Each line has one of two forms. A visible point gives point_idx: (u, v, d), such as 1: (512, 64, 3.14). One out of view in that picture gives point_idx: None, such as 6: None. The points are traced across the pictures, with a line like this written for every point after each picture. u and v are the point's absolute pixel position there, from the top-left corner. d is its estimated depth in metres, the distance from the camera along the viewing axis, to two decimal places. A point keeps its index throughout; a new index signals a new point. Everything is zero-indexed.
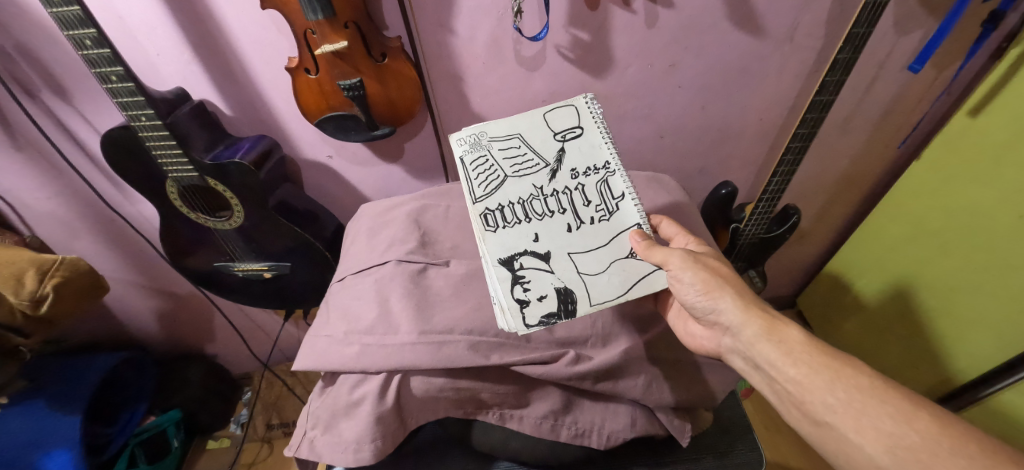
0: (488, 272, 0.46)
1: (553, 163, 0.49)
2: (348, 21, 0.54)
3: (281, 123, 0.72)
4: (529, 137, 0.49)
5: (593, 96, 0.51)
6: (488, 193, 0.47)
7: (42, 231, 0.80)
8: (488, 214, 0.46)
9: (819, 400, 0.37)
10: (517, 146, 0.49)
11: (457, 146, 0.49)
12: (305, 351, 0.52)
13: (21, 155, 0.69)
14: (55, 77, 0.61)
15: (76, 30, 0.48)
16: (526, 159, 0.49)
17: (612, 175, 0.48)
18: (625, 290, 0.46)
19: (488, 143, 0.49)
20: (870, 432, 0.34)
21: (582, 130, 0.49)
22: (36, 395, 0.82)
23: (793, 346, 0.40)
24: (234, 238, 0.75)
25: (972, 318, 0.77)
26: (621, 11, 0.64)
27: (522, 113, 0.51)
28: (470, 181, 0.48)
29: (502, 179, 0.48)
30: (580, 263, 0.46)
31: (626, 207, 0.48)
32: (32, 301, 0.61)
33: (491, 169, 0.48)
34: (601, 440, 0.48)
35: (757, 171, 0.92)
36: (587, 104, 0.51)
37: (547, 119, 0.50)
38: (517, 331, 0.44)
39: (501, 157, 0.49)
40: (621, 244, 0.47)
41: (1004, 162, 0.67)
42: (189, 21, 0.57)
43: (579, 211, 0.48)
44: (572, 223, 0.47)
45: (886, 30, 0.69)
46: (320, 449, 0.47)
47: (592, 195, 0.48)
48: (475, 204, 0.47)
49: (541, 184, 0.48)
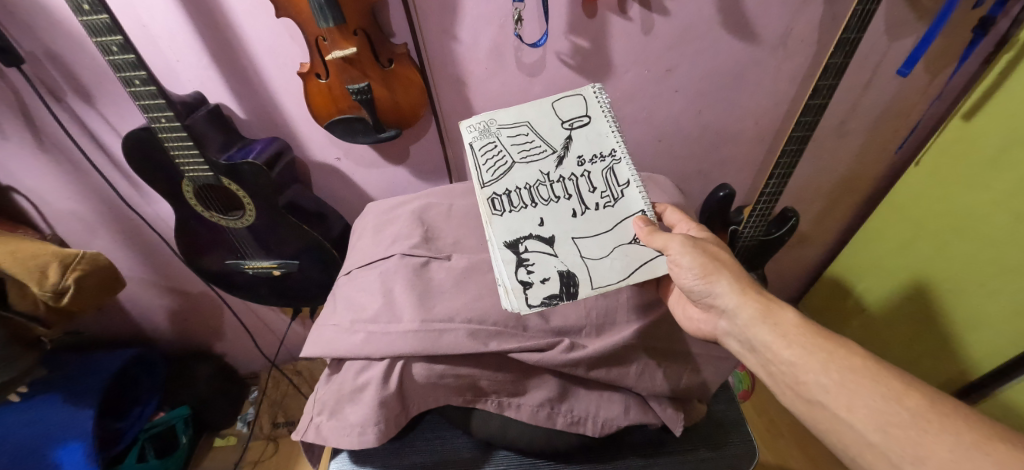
0: (494, 255, 0.48)
1: (560, 150, 0.51)
2: (357, 28, 0.57)
3: (292, 125, 0.75)
4: (537, 125, 0.52)
5: (601, 86, 0.54)
6: (496, 177, 0.50)
7: (62, 229, 0.83)
8: (495, 199, 0.49)
9: (813, 381, 0.38)
10: (525, 133, 0.52)
11: (467, 134, 0.52)
12: (313, 339, 0.54)
13: (45, 155, 0.72)
14: (81, 81, 0.65)
15: (104, 36, 0.52)
16: (534, 146, 0.51)
17: (618, 162, 0.51)
18: (626, 274, 0.48)
19: (497, 130, 0.52)
20: (861, 411, 0.35)
21: (589, 119, 0.52)
22: (53, 387, 0.85)
23: (788, 329, 0.41)
24: (245, 236, 0.78)
25: (975, 320, 0.77)
26: (618, 18, 0.66)
27: (533, 102, 0.54)
28: (479, 166, 0.50)
29: (510, 165, 0.50)
30: (584, 247, 0.48)
31: (630, 194, 0.50)
32: (55, 292, 0.64)
33: (499, 154, 0.51)
34: (596, 428, 0.50)
35: (755, 174, 0.94)
36: (595, 94, 0.53)
37: (555, 108, 0.52)
38: (521, 311, 0.47)
39: (510, 143, 0.51)
40: (624, 230, 0.49)
41: (999, 165, 0.68)
42: (208, 26, 0.61)
43: (584, 198, 0.50)
44: (577, 209, 0.49)
45: (877, 35, 0.71)
46: (326, 434, 0.49)
47: (597, 182, 0.50)
48: (483, 189, 0.49)
49: (548, 170, 0.50)
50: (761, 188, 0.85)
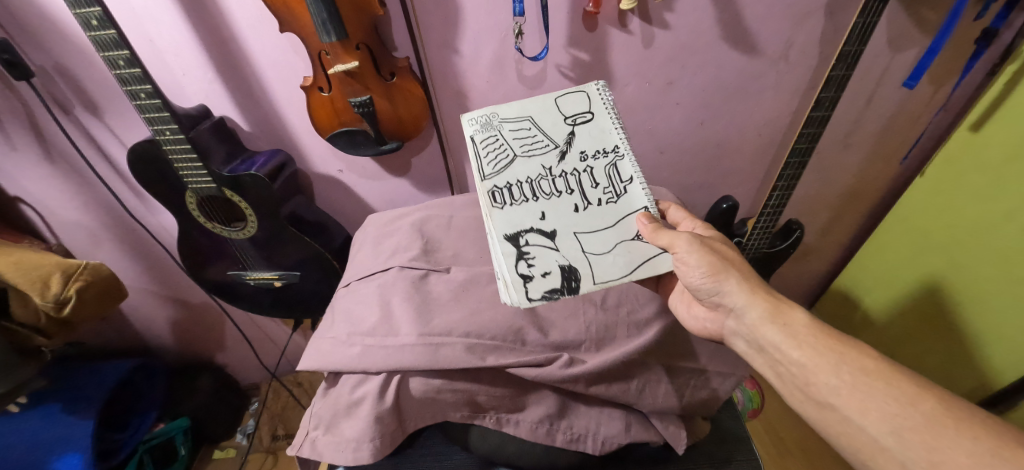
0: (494, 248, 0.48)
1: (562, 145, 0.50)
2: (359, 43, 0.58)
3: (295, 137, 0.76)
4: (540, 120, 0.52)
5: (604, 84, 0.54)
6: (497, 171, 0.49)
7: (67, 239, 0.84)
8: (496, 191, 0.48)
9: (824, 382, 0.37)
10: (528, 127, 0.51)
11: (469, 127, 0.51)
12: (311, 351, 0.54)
13: (52, 167, 0.73)
14: (89, 95, 0.66)
15: (112, 51, 0.53)
16: (536, 141, 0.51)
17: (621, 159, 0.50)
18: (629, 270, 0.46)
19: (500, 124, 0.51)
20: (874, 413, 0.34)
21: (592, 116, 0.51)
22: (54, 398, 0.84)
23: (798, 330, 0.40)
24: (247, 247, 0.78)
25: (986, 336, 0.75)
26: (619, 32, 0.67)
27: (536, 97, 0.54)
28: (480, 159, 0.50)
29: (512, 159, 0.50)
30: (585, 241, 0.47)
31: (634, 191, 0.49)
32: (56, 303, 0.64)
33: (501, 148, 0.50)
34: (596, 445, 0.49)
35: (758, 186, 0.94)
36: (598, 91, 0.53)
37: (558, 103, 0.52)
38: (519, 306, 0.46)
39: (512, 137, 0.51)
40: (627, 226, 0.48)
41: (1007, 177, 0.67)
42: (214, 40, 0.62)
43: (586, 192, 0.49)
44: (580, 204, 0.49)
45: (880, 47, 0.71)
46: (322, 449, 0.48)
47: (600, 177, 0.50)
48: (484, 181, 0.49)
49: (550, 164, 0.50)
50: (764, 201, 0.85)
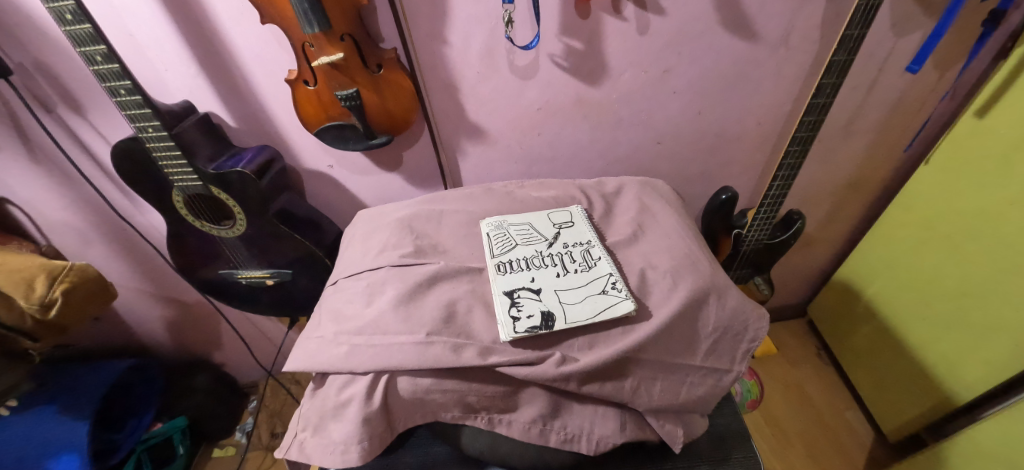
0: (490, 300, 0.52)
1: (550, 238, 0.59)
2: (343, 33, 0.55)
3: (283, 133, 0.74)
4: (536, 225, 0.61)
5: (583, 205, 0.66)
6: (502, 252, 0.57)
7: (58, 240, 0.83)
8: (501, 264, 0.55)
9: None
10: (526, 229, 0.61)
11: (486, 227, 0.61)
12: (297, 352, 0.53)
13: (36, 166, 0.72)
14: (70, 92, 0.64)
15: (87, 46, 0.50)
16: (531, 234, 0.60)
17: (593, 246, 0.58)
18: (594, 313, 0.49)
19: (509, 228, 0.61)
20: None
21: (574, 223, 0.61)
22: (46, 401, 0.84)
23: None
24: (237, 245, 0.77)
25: (987, 327, 0.74)
26: (612, 18, 0.65)
27: (533, 211, 0.65)
28: (490, 246, 0.58)
29: (514, 245, 0.58)
30: (563, 294, 0.51)
31: (601, 263, 0.55)
32: (42, 305, 0.63)
33: (506, 238, 0.59)
34: (591, 446, 0.47)
35: (759, 175, 0.92)
36: (579, 210, 0.64)
37: (549, 217, 0.63)
38: (502, 339, 0.47)
39: (516, 233, 0.60)
40: (595, 284, 0.52)
41: (1014, 164, 0.65)
42: (194, 34, 0.60)
43: (566, 264, 0.55)
44: (560, 271, 0.54)
45: (885, 31, 0.68)
46: (310, 451, 0.47)
47: (577, 257, 0.56)
48: (492, 258, 0.56)
49: (541, 249, 0.57)
50: (764, 192, 0.84)
